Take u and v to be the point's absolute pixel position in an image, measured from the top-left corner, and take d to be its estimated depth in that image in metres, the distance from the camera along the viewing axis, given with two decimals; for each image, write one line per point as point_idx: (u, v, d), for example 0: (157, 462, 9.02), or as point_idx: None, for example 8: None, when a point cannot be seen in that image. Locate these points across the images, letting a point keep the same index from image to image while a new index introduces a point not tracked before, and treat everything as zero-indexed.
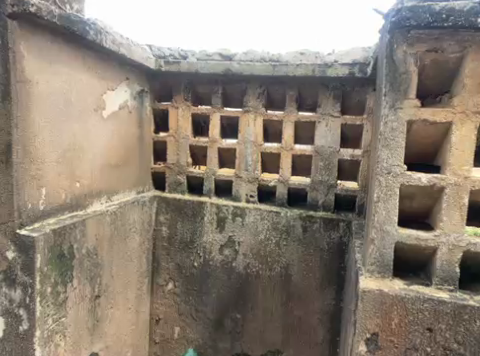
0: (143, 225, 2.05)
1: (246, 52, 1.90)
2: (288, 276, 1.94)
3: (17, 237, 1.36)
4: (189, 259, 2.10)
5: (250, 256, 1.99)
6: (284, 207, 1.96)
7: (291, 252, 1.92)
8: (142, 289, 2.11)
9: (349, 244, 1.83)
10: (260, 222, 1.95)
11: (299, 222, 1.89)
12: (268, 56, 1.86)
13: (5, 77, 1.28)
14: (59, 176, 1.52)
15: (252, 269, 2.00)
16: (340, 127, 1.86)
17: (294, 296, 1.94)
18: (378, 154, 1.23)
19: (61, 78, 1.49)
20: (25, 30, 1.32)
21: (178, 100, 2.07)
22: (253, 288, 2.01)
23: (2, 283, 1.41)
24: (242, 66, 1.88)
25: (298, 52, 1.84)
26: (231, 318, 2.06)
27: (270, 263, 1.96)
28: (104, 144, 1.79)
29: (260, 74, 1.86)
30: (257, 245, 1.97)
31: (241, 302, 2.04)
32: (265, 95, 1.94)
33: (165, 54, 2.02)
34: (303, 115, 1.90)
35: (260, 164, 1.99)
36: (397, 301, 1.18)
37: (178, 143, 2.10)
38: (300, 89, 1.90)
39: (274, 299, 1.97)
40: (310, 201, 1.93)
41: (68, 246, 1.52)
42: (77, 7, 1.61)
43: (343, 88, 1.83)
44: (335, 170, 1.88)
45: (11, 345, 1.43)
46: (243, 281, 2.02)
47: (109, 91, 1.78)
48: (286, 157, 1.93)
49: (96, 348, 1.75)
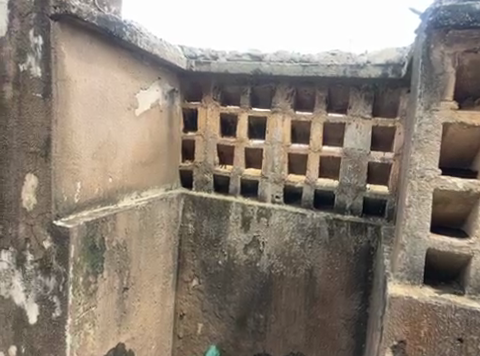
0: (170, 222, 2.09)
1: (276, 53, 1.91)
2: (313, 278, 1.93)
3: (53, 227, 1.42)
4: (214, 257, 2.13)
5: (274, 257, 2.00)
6: (310, 209, 1.95)
7: (316, 254, 1.91)
8: (168, 285, 2.15)
9: (376, 250, 1.80)
10: (286, 223, 1.95)
11: (325, 225, 1.88)
12: (298, 57, 1.86)
13: (47, 76, 1.34)
14: (93, 172, 1.58)
15: (276, 270, 2.00)
16: (371, 129, 1.83)
17: (318, 300, 1.93)
18: (411, 157, 1.21)
19: (97, 77, 1.54)
20: (67, 32, 1.37)
21: (207, 100, 2.10)
22: (277, 290, 2.01)
23: (37, 271, 1.48)
24: (272, 66, 1.88)
25: (329, 52, 1.82)
26: (253, 318, 2.07)
27: (294, 265, 1.96)
28: (135, 142, 1.84)
29: (290, 75, 1.86)
30: (281, 246, 1.98)
31: (263, 302, 2.04)
32: (294, 96, 1.94)
33: (196, 54, 2.05)
34: (332, 116, 1.89)
35: (287, 165, 2.00)
36: (427, 309, 1.16)
37: (206, 142, 2.12)
38: (330, 90, 1.89)
39: (298, 302, 1.97)
40: (337, 203, 1.91)
41: (100, 238, 1.57)
42: (115, 9, 1.67)
43: (375, 90, 1.81)
44: (364, 173, 1.85)
45: (44, 331, 1.49)
46: (266, 282, 2.03)
47: (141, 90, 1.82)
48: (314, 158, 1.92)
49: (122, 339, 1.80)
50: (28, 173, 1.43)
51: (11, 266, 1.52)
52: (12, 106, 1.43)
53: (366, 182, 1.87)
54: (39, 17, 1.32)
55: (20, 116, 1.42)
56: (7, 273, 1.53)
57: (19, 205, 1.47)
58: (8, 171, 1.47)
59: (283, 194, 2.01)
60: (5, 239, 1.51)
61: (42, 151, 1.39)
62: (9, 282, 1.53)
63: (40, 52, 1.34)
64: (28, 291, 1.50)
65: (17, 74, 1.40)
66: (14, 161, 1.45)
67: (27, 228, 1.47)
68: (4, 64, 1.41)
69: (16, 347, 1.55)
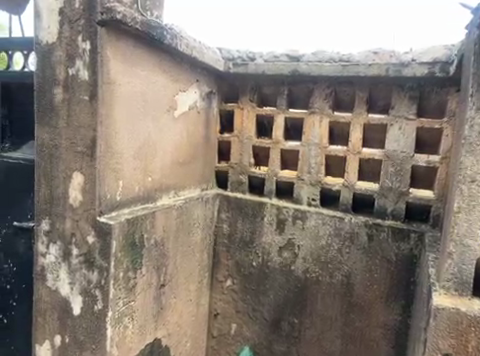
0: (205, 221, 2.13)
1: (315, 53, 1.90)
2: (350, 284, 1.90)
3: (96, 223, 1.49)
4: (248, 258, 2.14)
5: (309, 261, 1.98)
6: (348, 212, 1.92)
7: (354, 260, 1.88)
8: (202, 284, 2.19)
9: (419, 258, 1.74)
10: (322, 227, 1.94)
11: (364, 230, 1.85)
12: (338, 56, 1.84)
13: (94, 79, 1.41)
14: (134, 171, 1.64)
15: (311, 274, 1.98)
16: (415, 130, 1.78)
17: (355, 307, 1.90)
18: (462, 161, 1.17)
19: (139, 79, 1.60)
20: (112, 37, 1.44)
21: (244, 102, 2.12)
22: (312, 294, 1.99)
23: (82, 265, 1.55)
24: (310, 67, 1.87)
25: (371, 51, 1.79)
26: (287, 322, 2.06)
27: (330, 270, 1.94)
28: (174, 143, 1.88)
29: (329, 75, 1.84)
30: (317, 250, 1.96)
31: (298, 306, 2.03)
32: (333, 96, 1.92)
33: (234, 56, 2.08)
34: (373, 118, 1.85)
35: (324, 167, 1.97)
36: (476, 322, 1.12)
37: (242, 143, 2.15)
38: (371, 90, 1.85)
39: (334, 308, 1.94)
40: (377, 208, 1.87)
41: (140, 235, 1.62)
42: (157, 13, 1.73)
43: (420, 89, 1.75)
44: (407, 176, 1.80)
45: (86, 322, 1.56)
46: (301, 286, 2.01)
47: (181, 92, 1.87)
48: (352, 160, 1.90)
49: (159, 334, 1.86)
50: (75, 172, 1.51)
51: (58, 260, 1.60)
52: (61, 107, 1.51)
53: (409, 186, 1.81)
54: (87, 23, 1.39)
55: (68, 118, 1.50)
56: (54, 265, 1.61)
57: (67, 201, 1.55)
58: (57, 169, 1.55)
59: (319, 197, 1.99)
60: (53, 233, 1.60)
61: (88, 151, 1.46)
62: (56, 274, 1.62)
63: (87, 57, 1.41)
64: (73, 283, 1.58)
65: (67, 77, 1.47)
66: (62, 160, 1.53)
67: (73, 223, 1.55)
68: (55, 68, 1.50)
69: (60, 336, 1.63)
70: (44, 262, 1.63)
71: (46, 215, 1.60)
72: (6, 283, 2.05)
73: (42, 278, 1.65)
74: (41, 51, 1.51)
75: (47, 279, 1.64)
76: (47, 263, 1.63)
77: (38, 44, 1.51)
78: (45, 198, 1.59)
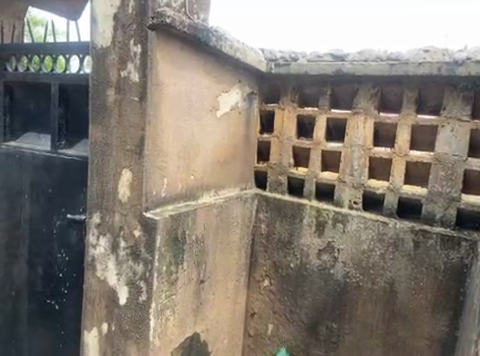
0: (244, 221, 2.17)
1: (360, 52, 1.88)
2: (394, 292, 1.86)
3: (143, 218, 1.56)
4: (286, 259, 2.15)
5: (350, 265, 1.96)
6: (392, 217, 1.88)
7: (398, 266, 1.84)
8: (240, 282, 2.23)
9: (471, 268, 1.67)
10: (364, 231, 1.91)
11: (409, 236, 1.80)
12: (386, 55, 1.80)
13: (144, 80, 1.48)
14: (178, 170, 1.70)
15: (351, 279, 1.96)
16: (469, 132, 1.70)
17: (398, 316, 1.86)
18: None
19: (185, 81, 1.65)
20: (162, 40, 1.50)
21: (285, 102, 2.13)
22: (353, 300, 1.97)
23: (128, 257, 1.63)
24: (355, 66, 1.85)
25: (422, 50, 1.73)
26: (326, 326, 2.05)
27: (372, 276, 1.91)
28: (215, 144, 1.93)
29: (376, 74, 1.81)
30: (358, 255, 1.93)
31: (337, 311, 2.01)
32: (379, 97, 1.88)
33: (276, 57, 2.11)
34: (422, 119, 1.80)
35: (367, 169, 1.94)
36: None
37: (282, 143, 2.15)
38: (420, 90, 1.79)
39: (376, 315, 1.91)
40: (424, 213, 1.81)
41: (182, 231, 1.68)
42: (203, 16, 1.77)
43: (475, 89, 1.66)
44: (459, 181, 1.72)
45: (131, 312, 1.64)
46: (340, 290, 2.00)
47: (223, 93, 1.92)
48: (398, 162, 1.86)
49: (198, 329, 1.91)
50: (124, 169, 1.59)
51: (107, 251, 1.70)
52: (113, 108, 1.59)
53: (461, 192, 1.73)
54: (139, 28, 1.46)
55: (119, 118, 1.58)
56: (103, 256, 1.71)
57: (116, 196, 1.63)
58: (108, 166, 1.64)
59: (361, 200, 1.96)
60: (103, 225, 1.69)
61: (136, 149, 1.54)
62: (105, 265, 1.71)
63: (138, 60, 1.48)
64: (119, 274, 1.67)
65: (119, 79, 1.56)
66: (113, 158, 1.62)
67: (121, 217, 1.63)
68: (108, 70, 1.59)
69: (107, 324, 1.73)
70: (95, 253, 1.73)
71: (97, 209, 1.70)
72: (59, 271, 2.19)
73: (92, 267, 1.75)
74: (97, 54, 1.61)
75: (96, 269, 1.74)
76: (97, 254, 1.73)
77: (94, 48, 1.62)
78: (97, 193, 1.69)
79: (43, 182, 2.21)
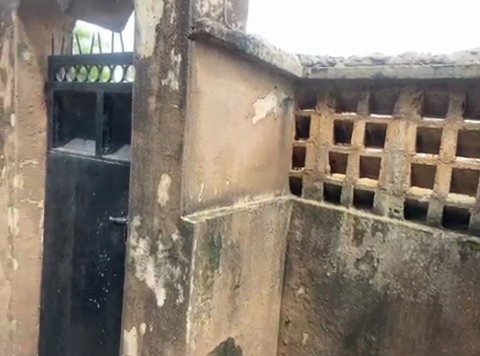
0: (278, 227, 2.17)
1: (402, 55, 1.81)
2: (438, 306, 1.79)
3: (181, 222, 1.61)
4: (322, 268, 2.12)
5: (390, 276, 1.90)
6: (436, 226, 1.79)
7: (442, 279, 1.76)
8: (274, 289, 2.23)
9: None
10: (405, 241, 1.84)
11: (455, 248, 1.71)
12: (429, 58, 1.73)
13: (183, 88, 1.53)
14: (215, 175, 1.73)
15: (391, 291, 1.91)
16: None
17: (442, 331, 1.78)
18: None
19: (223, 88, 1.69)
20: (202, 49, 1.55)
21: (321, 107, 2.11)
22: (393, 312, 1.91)
23: (166, 260, 1.67)
24: (396, 69, 1.79)
25: (469, 52, 1.65)
26: (364, 338, 2.01)
27: (414, 288, 1.84)
28: (251, 150, 1.95)
29: (419, 78, 1.74)
30: (399, 266, 1.87)
31: (376, 323, 1.97)
32: (422, 101, 1.82)
33: (313, 62, 2.10)
34: (470, 125, 1.70)
35: (409, 176, 1.87)
36: None
37: (318, 149, 2.13)
38: (467, 94, 1.70)
39: (418, 330, 1.85)
40: (472, 223, 1.72)
41: (218, 235, 1.71)
42: (241, 25, 1.80)
43: None
44: None
45: (168, 314, 1.68)
46: (380, 302, 1.95)
47: (259, 99, 1.93)
48: (444, 170, 1.77)
49: (232, 334, 1.93)
50: (164, 173, 1.64)
51: (146, 253, 1.75)
52: (154, 115, 1.65)
53: None
54: (180, 38, 1.52)
55: (160, 125, 1.63)
56: (142, 258, 1.77)
57: (155, 200, 1.69)
58: (148, 171, 1.70)
59: (403, 209, 1.89)
60: (143, 228, 1.75)
61: (175, 155, 1.59)
62: (144, 267, 1.76)
63: (178, 69, 1.54)
64: (158, 276, 1.71)
65: (160, 87, 1.62)
66: (153, 163, 1.68)
67: (160, 221, 1.68)
68: (149, 79, 1.65)
69: (145, 325, 1.77)
70: (134, 255, 1.79)
71: (137, 212, 1.76)
72: (101, 271, 2.28)
73: (131, 269, 1.81)
74: (139, 64, 1.68)
75: (136, 271, 1.79)
76: (137, 256, 1.78)
77: (137, 58, 1.69)
78: (137, 197, 1.75)
79: (87, 186, 2.31)
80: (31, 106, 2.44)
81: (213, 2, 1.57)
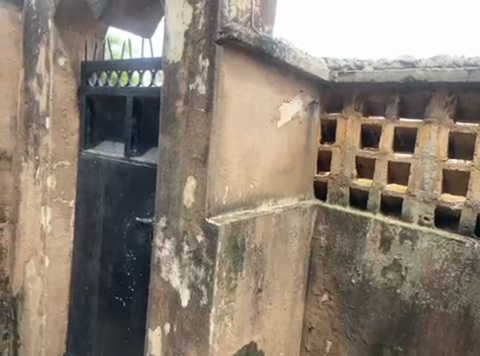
0: (302, 231, 2.16)
1: (434, 57, 1.78)
2: (469, 318, 1.73)
3: (205, 224, 1.63)
4: (346, 274, 2.09)
5: (418, 285, 1.85)
6: (469, 235, 1.74)
7: (475, 291, 1.71)
8: (297, 295, 2.22)
9: None
10: (436, 250, 1.79)
11: None
12: (463, 61, 1.69)
13: (210, 92, 1.56)
14: (239, 178, 1.74)
15: (420, 301, 1.85)
16: None
17: (474, 344, 1.72)
18: None
19: (249, 92, 1.70)
20: (229, 54, 1.57)
21: (348, 111, 2.08)
22: (421, 323, 1.86)
23: (191, 261, 1.70)
24: (428, 73, 1.74)
25: None
26: (390, 349, 1.96)
27: (445, 299, 1.78)
28: (275, 154, 1.95)
29: (451, 80, 1.69)
30: (429, 275, 1.82)
31: (403, 334, 1.92)
32: (455, 105, 1.76)
33: (340, 65, 2.08)
34: None
35: (440, 183, 1.82)
36: None
37: (344, 153, 2.10)
38: None
39: (448, 342, 1.79)
40: None
41: (241, 239, 1.72)
42: (268, 29, 1.81)
43: None
44: None
45: (192, 315, 1.70)
46: (407, 312, 1.89)
47: (284, 103, 1.94)
48: (478, 177, 1.71)
49: (255, 338, 1.93)
50: (190, 176, 1.67)
51: (171, 254, 1.78)
52: (181, 119, 1.68)
53: None
54: (208, 42, 1.55)
55: (187, 129, 1.66)
56: (167, 259, 1.80)
57: (181, 202, 1.72)
58: (175, 174, 1.73)
59: (433, 216, 1.83)
60: (168, 229, 1.79)
61: (201, 158, 1.61)
62: (169, 267, 1.79)
63: (206, 73, 1.56)
64: (182, 277, 1.74)
65: (187, 92, 1.65)
66: (179, 165, 1.71)
67: (185, 222, 1.71)
68: (178, 84, 1.69)
69: (169, 325, 1.80)
70: (160, 255, 1.83)
71: (163, 213, 1.80)
72: (127, 270, 2.33)
73: (157, 269, 1.85)
74: (168, 69, 1.72)
75: (161, 271, 1.83)
76: (162, 256, 1.82)
77: (166, 62, 1.73)
78: (164, 199, 1.79)
79: (116, 187, 2.37)
80: (64, 110, 2.54)
81: (240, 7, 1.59)
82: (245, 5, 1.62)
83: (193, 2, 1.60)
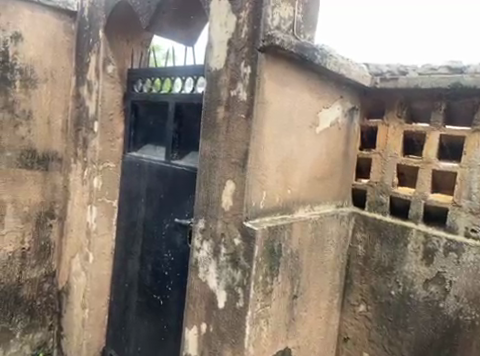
0: (339, 239, 2.14)
1: None
2: None
3: (243, 227, 1.65)
4: (386, 286, 2.04)
5: (463, 300, 1.77)
6: None
7: None
8: (333, 303, 2.19)
9: None
10: None
11: None
12: None
13: (251, 99, 1.59)
14: (276, 183, 1.76)
15: (465, 316, 1.77)
16: None
17: None
18: None
19: (288, 98, 1.72)
20: (270, 61, 1.60)
21: (389, 118, 2.04)
22: (466, 340, 1.77)
23: (228, 263, 1.73)
24: (477, 78, 1.67)
25: None
26: None
27: None
28: (313, 160, 1.95)
29: None
30: (475, 290, 1.74)
31: (445, 350, 1.83)
32: None
33: (382, 71, 2.04)
34: None
35: None
36: None
37: (385, 161, 2.05)
38: None
39: None
40: None
41: (278, 244, 1.73)
42: (309, 36, 1.81)
43: None
44: None
45: (228, 317, 1.73)
46: (450, 327, 1.81)
47: (324, 109, 1.93)
48: None
49: (289, 344, 1.92)
50: (228, 180, 1.70)
51: (209, 255, 1.82)
52: (221, 124, 1.73)
53: None
54: (251, 50, 1.59)
55: (227, 134, 1.70)
56: (205, 260, 1.84)
57: (219, 205, 1.76)
58: (214, 177, 1.77)
59: None
60: (206, 231, 1.83)
61: (240, 162, 1.65)
62: (206, 268, 1.83)
63: (247, 80, 1.60)
64: (219, 278, 1.77)
65: (229, 98, 1.69)
66: (218, 169, 1.75)
67: (223, 225, 1.74)
68: (219, 90, 1.73)
69: (205, 325, 1.84)
70: (198, 256, 1.88)
71: (202, 216, 1.85)
72: (165, 270, 2.39)
73: (195, 269, 1.89)
74: (210, 76, 1.78)
75: (198, 271, 1.87)
76: (200, 257, 1.86)
77: (208, 70, 1.78)
78: (203, 201, 1.84)
79: (157, 189, 2.45)
80: (111, 114, 2.66)
81: (283, 15, 1.62)
82: (288, 13, 1.64)
83: (236, 11, 1.65)
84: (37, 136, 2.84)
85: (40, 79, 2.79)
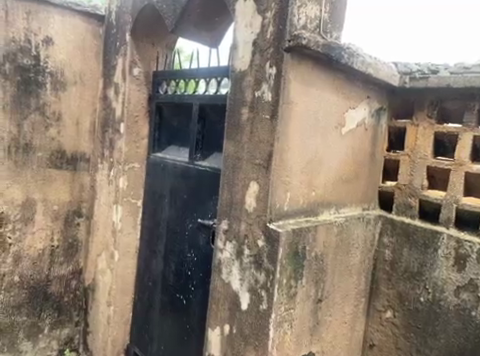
0: (365, 243, 2.09)
1: None
2: None
3: (267, 229, 1.64)
4: (414, 292, 1.97)
5: None
6: None
7: None
8: (359, 308, 2.14)
9: None
10: None
11: None
12: None
13: (276, 99, 1.57)
14: (301, 185, 1.73)
15: None
16: None
17: None
18: None
19: (314, 98, 1.69)
20: (295, 61, 1.58)
21: (419, 118, 1.97)
22: None
23: (251, 265, 1.71)
24: None
25: None
26: None
27: None
28: (339, 161, 1.91)
29: None
30: None
31: None
32: None
33: (411, 70, 1.99)
34: None
35: None
36: None
37: (414, 162, 1.99)
38: None
39: None
40: None
41: (302, 246, 1.70)
42: (336, 35, 1.78)
43: None
44: None
45: (251, 319, 1.71)
46: None
47: (350, 109, 1.89)
48: None
49: (313, 349, 1.88)
50: (252, 181, 1.69)
51: (232, 257, 1.81)
52: (246, 125, 1.72)
53: None
54: (276, 51, 1.57)
55: (251, 135, 1.69)
56: (228, 261, 1.83)
57: (243, 206, 1.74)
58: (238, 178, 1.76)
59: None
60: (230, 232, 1.82)
61: (264, 163, 1.63)
62: (229, 269, 1.82)
63: (272, 80, 1.59)
64: (242, 280, 1.76)
65: (253, 99, 1.68)
66: (242, 170, 1.74)
67: (246, 226, 1.73)
68: (244, 91, 1.72)
69: (228, 326, 1.83)
70: (221, 257, 1.87)
71: (225, 217, 1.84)
72: (188, 270, 2.40)
73: (218, 270, 1.89)
74: (235, 77, 1.77)
75: (222, 272, 1.87)
76: (223, 258, 1.86)
77: (233, 71, 1.78)
78: (226, 202, 1.83)
79: (180, 189, 2.46)
80: (137, 116, 2.70)
81: (310, 14, 1.59)
82: (314, 12, 1.61)
83: (262, 11, 1.64)
84: (66, 136, 2.91)
85: (69, 81, 2.86)
